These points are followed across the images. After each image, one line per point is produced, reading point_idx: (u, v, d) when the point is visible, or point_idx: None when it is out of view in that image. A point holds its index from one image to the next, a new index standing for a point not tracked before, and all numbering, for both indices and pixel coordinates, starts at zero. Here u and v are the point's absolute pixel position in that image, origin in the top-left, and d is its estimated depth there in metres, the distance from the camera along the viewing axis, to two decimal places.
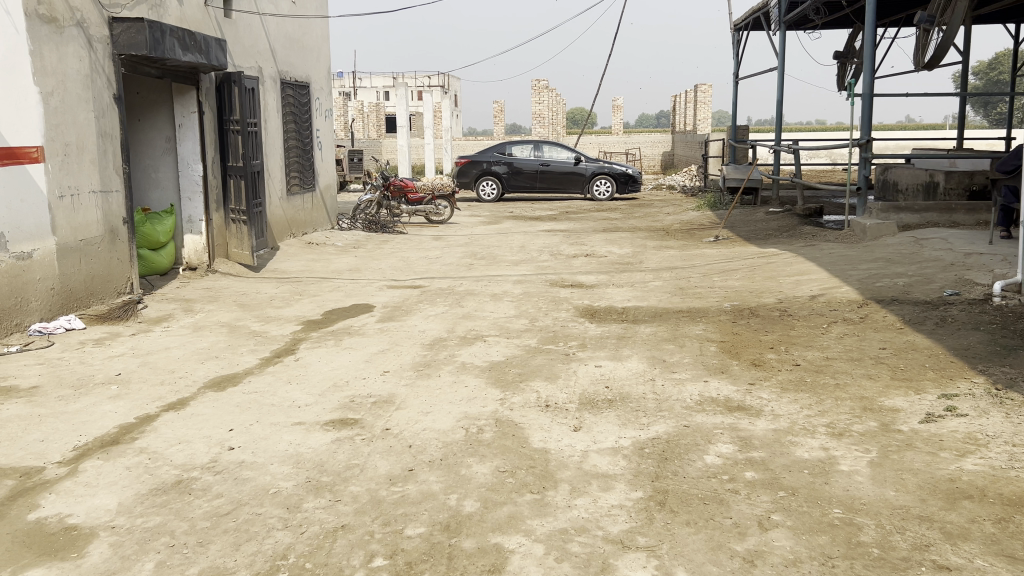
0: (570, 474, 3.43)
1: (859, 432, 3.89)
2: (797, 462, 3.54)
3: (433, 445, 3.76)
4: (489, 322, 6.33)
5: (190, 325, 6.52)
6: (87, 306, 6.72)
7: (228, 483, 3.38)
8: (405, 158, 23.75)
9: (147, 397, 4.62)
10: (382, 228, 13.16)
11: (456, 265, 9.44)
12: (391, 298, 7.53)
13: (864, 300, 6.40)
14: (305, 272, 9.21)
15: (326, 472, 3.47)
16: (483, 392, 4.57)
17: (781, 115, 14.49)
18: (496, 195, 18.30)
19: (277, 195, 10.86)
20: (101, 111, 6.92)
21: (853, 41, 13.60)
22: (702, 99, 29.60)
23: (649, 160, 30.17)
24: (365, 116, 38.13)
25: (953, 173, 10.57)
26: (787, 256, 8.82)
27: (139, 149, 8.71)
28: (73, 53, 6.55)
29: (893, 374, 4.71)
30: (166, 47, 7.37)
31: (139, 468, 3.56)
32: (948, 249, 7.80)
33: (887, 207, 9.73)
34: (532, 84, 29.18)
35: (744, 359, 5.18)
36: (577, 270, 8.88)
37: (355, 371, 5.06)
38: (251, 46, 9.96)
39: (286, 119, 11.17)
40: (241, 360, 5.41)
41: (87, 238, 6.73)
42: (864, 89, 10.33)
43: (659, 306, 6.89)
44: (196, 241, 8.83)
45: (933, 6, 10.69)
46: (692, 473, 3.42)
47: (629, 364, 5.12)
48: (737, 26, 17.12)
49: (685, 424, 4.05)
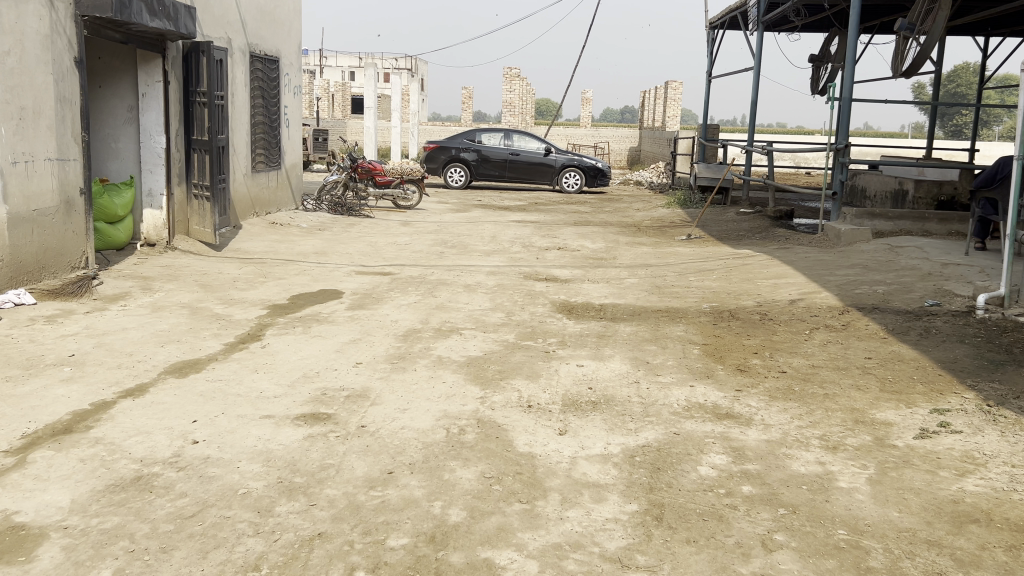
0: (560, 482, 3.25)
1: (853, 446, 3.77)
2: (794, 477, 3.40)
3: (412, 446, 3.54)
4: (464, 314, 6.12)
5: (148, 305, 6.20)
6: (38, 280, 6.36)
7: (194, 481, 3.13)
8: (371, 141, 23.25)
9: (103, 381, 4.32)
10: (348, 211, 12.83)
11: (427, 253, 9.19)
12: (361, 284, 7.26)
13: (844, 307, 6.31)
14: (270, 253, 8.89)
15: (299, 473, 3.23)
16: (461, 389, 4.37)
17: (754, 116, 14.43)
18: (463, 181, 17.99)
19: (242, 171, 10.49)
20: (61, 75, 6.54)
21: (829, 45, 13.56)
22: (672, 96, 29.55)
23: (617, 155, 30.14)
24: (330, 95, 37.33)
25: (922, 182, 10.61)
26: (762, 259, 8.75)
27: (98, 117, 8.31)
28: (32, 11, 6.16)
29: (883, 385, 4.61)
30: (133, 11, 7.01)
31: (94, 461, 3.28)
32: (923, 259, 7.78)
33: (861, 213, 9.71)
34: (503, 73, 28.93)
35: (729, 364, 5.03)
36: (551, 263, 8.68)
37: (326, 362, 4.82)
38: (221, 16, 9.59)
39: (253, 93, 10.79)
40: (204, 345, 5.12)
41: (40, 208, 6.36)
42: (842, 93, 10.27)
43: (637, 304, 6.74)
44: (155, 217, 8.41)
45: (912, 14, 10.65)
46: (688, 486, 3.26)
47: (612, 365, 4.95)
48: (713, 24, 17.09)
49: (675, 432, 3.89)
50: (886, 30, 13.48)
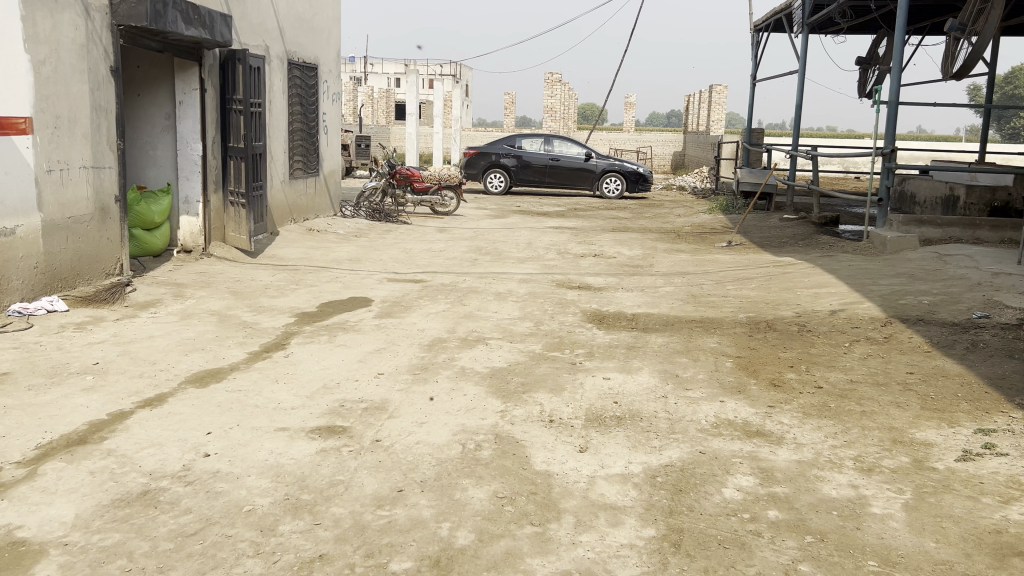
0: (575, 504, 3.12)
1: (890, 468, 3.58)
2: (824, 501, 3.22)
3: (426, 463, 3.44)
4: (492, 323, 6.01)
5: (178, 312, 6.21)
6: (72, 287, 6.41)
7: (200, 497, 3.07)
8: (413, 147, 23.31)
9: (123, 391, 4.31)
10: (385, 217, 12.82)
11: (460, 259, 9.12)
12: (391, 292, 7.20)
13: (888, 319, 6.07)
14: (304, 260, 8.90)
15: (307, 489, 3.15)
16: (482, 403, 4.26)
17: (799, 121, 14.12)
18: (503, 187, 17.91)
19: (279, 178, 10.54)
20: (96, 84, 6.59)
21: (877, 47, 13.20)
22: (717, 100, 29.14)
23: (660, 160, 29.86)
24: (373, 102, 37.56)
25: (974, 188, 10.23)
26: (804, 267, 8.50)
27: (136, 125, 8.39)
28: (68, 21, 6.22)
29: (924, 402, 4.39)
30: (168, 20, 7.04)
31: (104, 474, 3.24)
32: (973, 268, 7.48)
33: (908, 220, 9.38)
34: (545, 77, 28.84)
35: (763, 378, 4.84)
36: (584, 271, 8.54)
37: (347, 372, 4.75)
38: (259, 24, 9.64)
39: (292, 101, 10.84)
40: (228, 354, 5.09)
41: (75, 215, 6.41)
42: (889, 96, 9.96)
43: (671, 314, 6.57)
44: (192, 223, 8.49)
45: (963, 14, 10.30)
46: (710, 510, 3.11)
47: (640, 378, 4.80)
48: (757, 27, 16.80)
49: (701, 451, 3.73)
50: (937, 31, 13.09)
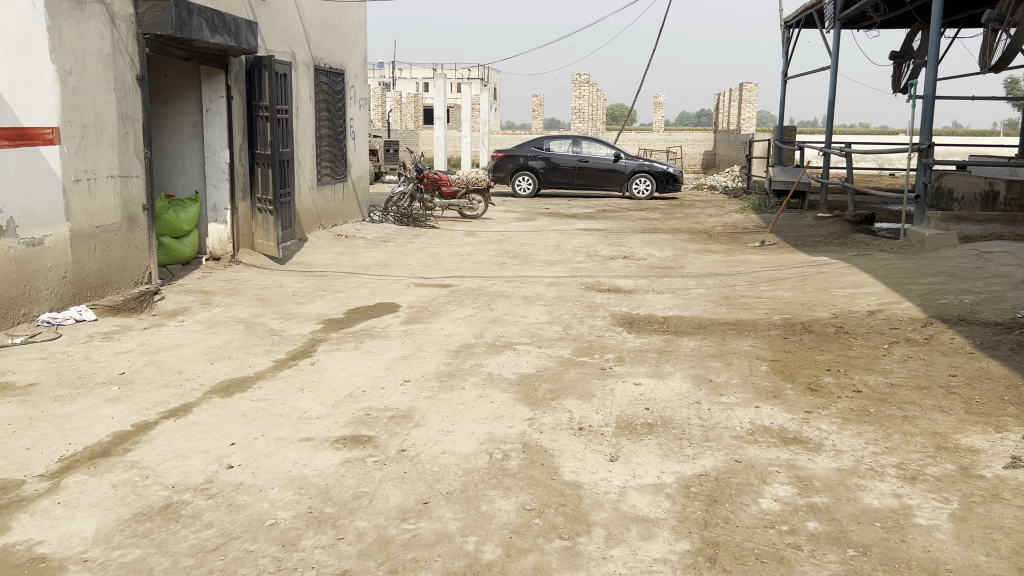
0: (606, 516, 3.02)
1: (935, 476, 3.42)
2: (866, 512, 3.09)
3: (452, 474, 3.36)
4: (520, 328, 5.92)
5: (205, 320, 6.20)
6: (101, 296, 6.43)
7: (222, 510, 3.01)
8: (441, 151, 23.32)
9: (148, 401, 4.28)
10: (414, 222, 12.80)
11: (488, 263, 9.04)
12: (418, 297, 7.15)
13: (927, 319, 5.88)
14: (332, 266, 8.87)
15: (331, 502, 3.08)
16: (510, 410, 4.17)
17: (832, 117, 13.86)
18: (532, 189, 17.84)
19: (307, 184, 10.54)
20: (123, 93, 6.62)
21: (911, 41, 12.91)
22: (748, 98, 28.78)
23: (690, 159, 29.62)
24: (402, 106, 37.68)
25: (1014, 183, 9.93)
26: (840, 266, 8.32)
27: (164, 133, 8.42)
28: (94, 30, 6.24)
29: (969, 406, 4.22)
30: (193, 28, 7.05)
31: (126, 487, 3.20)
32: (1016, 265, 7.25)
33: (946, 217, 9.13)
34: (572, 79, 28.72)
35: (800, 383, 4.69)
36: (614, 273, 8.42)
37: (373, 380, 4.68)
38: (285, 30, 9.65)
39: (319, 106, 10.85)
40: (254, 362, 5.05)
41: (103, 225, 6.44)
42: (925, 91, 9.71)
43: (703, 316, 6.43)
44: (220, 231, 8.50)
45: (1002, 4, 10.01)
46: (746, 522, 2.99)
47: (672, 383, 4.67)
48: (788, 23, 16.55)
49: (736, 459, 3.61)
50: (973, 23, 12.78)
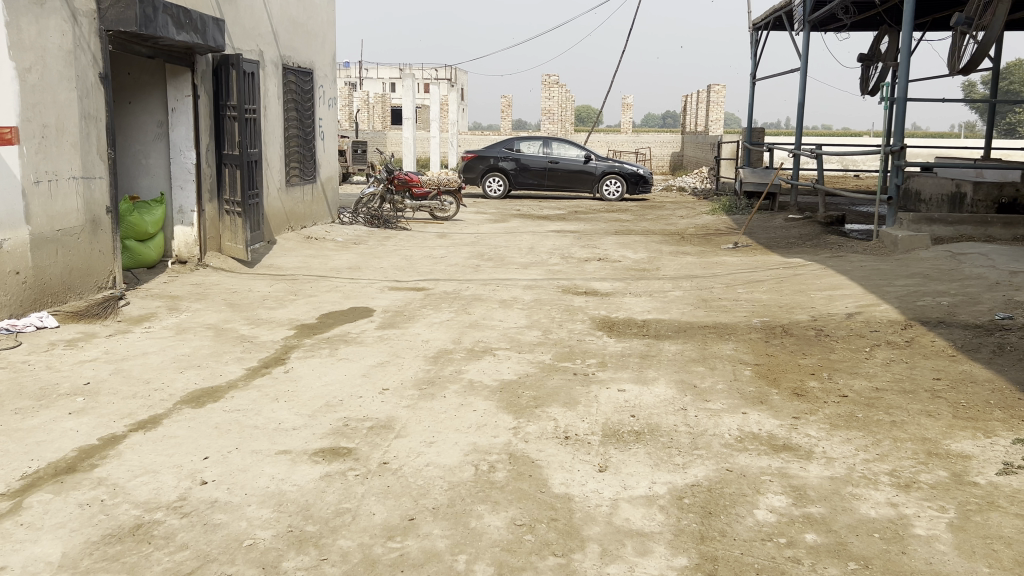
0: (600, 531, 2.92)
1: (928, 483, 3.37)
2: (864, 522, 3.02)
3: (437, 487, 3.23)
4: (499, 333, 5.81)
5: (173, 326, 6.00)
6: (63, 302, 6.20)
7: (197, 530, 2.86)
8: (409, 152, 23.12)
9: (115, 413, 4.09)
10: (384, 223, 12.62)
11: (462, 266, 8.92)
12: (393, 301, 7.00)
13: (907, 321, 5.87)
14: (302, 269, 8.68)
15: (312, 520, 2.94)
16: (494, 419, 4.05)
17: (801, 119, 13.93)
18: (502, 190, 17.71)
19: (276, 185, 10.33)
20: (85, 91, 6.39)
21: (879, 43, 13.01)
22: (715, 101, 28.95)
23: (658, 160, 29.74)
24: (369, 107, 37.40)
25: (981, 185, 10.01)
26: (815, 268, 8.32)
27: (128, 133, 8.18)
28: (54, 26, 6.02)
29: (956, 411, 4.19)
30: (159, 25, 6.84)
31: (93, 507, 3.03)
32: (989, 267, 7.29)
33: (918, 218, 9.18)
34: (541, 80, 28.66)
35: (785, 388, 4.63)
36: (590, 276, 8.33)
37: (350, 389, 4.53)
38: (252, 28, 9.44)
39: (287, 106, 10.64)
40: (225, 371, 4.88)
41: (65, 228, 6.21)
42: (896, 93, 9.76)
43: (683, 320, 6.36)
44: (186, 233, 8.27)
45: (969, 8, 10.09)
46: (743, 535, 2.90)
47: (657, 390, 4.58)
48: (756, 25, 16.63)
49: (728, 468, 3.52)
50: (940, 26, 12.92)
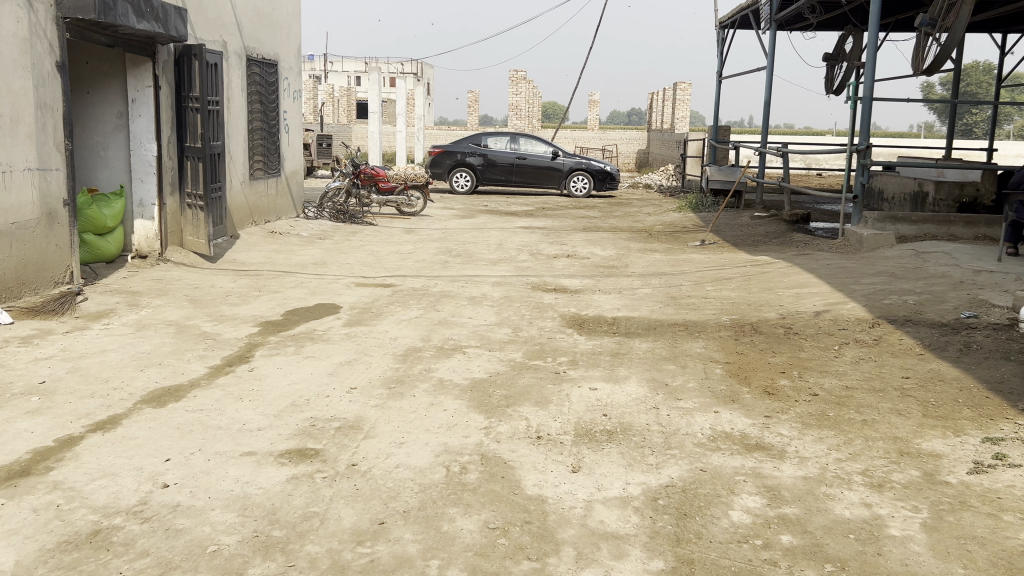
0: (574, 533, 2.87)
1: (901, 483, 3.37)
2: (839, 523, 3.00)
3: (408, 490, 3.15)
4: (468, 330, 5.74)
5: (133, 323, 5.84)
6: (18, 298, 6.01)
7: (157, 536, 2.75)
8: (375, 146, 22.90)
9: (72, 413, 3.95)
10: (350, 218, 12.45)
11: (430, 262, 8.82)
12: (360, 298, 6.89)
13: (874, 319, 5.90)
14: (267, 265, 8.51)
15: (278, 524, 2.85)
16: (464, 419, 3.98)
17: (767, 117, 14.01)
18: (469, 186, 17.61)
19: (239, 179, 10.14)
20: (41, 80, 6.19)
21: (843, 43, 13.14)
22: (681, 98, 29.07)
23: (624, 158, 29.85)
24: (334, 100, 37.03)
25: (943, 184, 10.14)
26: (782, 266, 8.35)
27: (86, 124, 7.96)
28: (9, 13, 5.82)
29: (925, 410, 4.20)
30: (119, 13, 6.65)
31: (49, 512, 2.91)
32: (953, 266, 7.37)
33: (883, 216, 9.26)
34: (509, 75, 28.57)
35: (756, 386, 4.62)
36: (559, 273, 8.29)
37: (317, 388, 4.43)
38: (216, 18, 9.24)
39: (251, 98, 10.45)
40: (187, 369, 4.75)
41: (19, 221, 6.01)
42: (862, 92, 9.84)
43: (653, 317, 6.33)
44: (147, 227, 8.07)
45: (933, 10, 10.19)
46: (719, 537, 2.87)
47: (629, 388, 4.55)
48: (723, 23, 16.71)
49: (701, 468, 3.49)
50: (903, 27, 13.07)
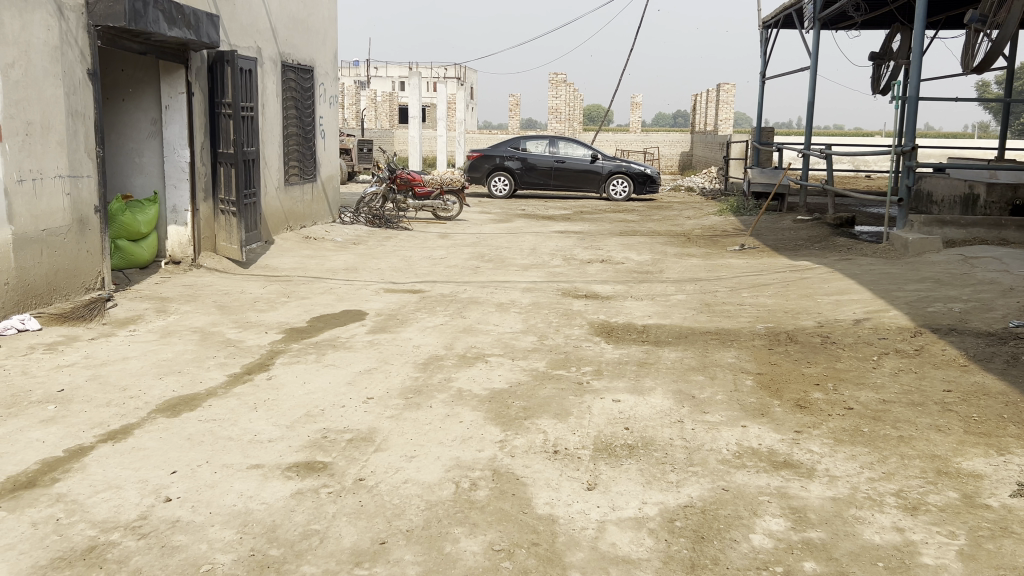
0: (583, 557, 2.73)
1: (937, 506, 3.16)
2: (868, 550, 2.81)
3: (413, 507, 3.05)
4: (492, 338, 5.62)
5: (158, 330, 5.83)
6: (49, 303, 6.06)
7: (152, 553, 2.68)
8: (416, 151, 22.94)
9: (86, 422, 3.92)
10: (386, 223, 12.43)
11: (461, 267, 8.72)
12: (387, 304, 6.81)
13: (917, 329, 5.64)
14: (298, 270, 8.50)
15: (277, 543, 2.77)
16: (480, 431, 3.86)
17: (811, 118, 13.67)
18: (508, 190, 17.54)
19: (274, 184, 10.16)
20: (72, 88, 6.23)
21: (890, 42, 12.74)
22: (725, 99, 28.62)
23: (667, 160, 29.49)
24: (377, 106, 37.28)
25: (995, 186, 9.73)
26: (823, 271, 8.09)
27: (122, 131, 8.03)
28: (40, 21, 5.86)
29: (967, 426, 3.97)
30: (149, 20, 6.68)
31: (47, 526, 2.86)
32: (1004, 272, 7.05)
33: (930, 219, 8.90)
34: (549, 79, 28.45)
35: (788, 399, 4.43)
36: (592, 279, 8.13)
37: (333, 398, 4.35)
38: (250, 26, 9.27)
39: (286, 104, 10.47)
40: (206, 377, 4.70)
41: (51, 228, 6.06)
42: (908, 92, 9.50)
43: (684, 325, 6.15)
44: (180, 233, 8.10)
45: (983, 5, 9.82)
46: (737, 563, 2.71)
47: (653, 400, 4.39)
48: (766, 23, 16.39)
49: (724, 487, 3.33)
50: (953, 24, 12.63)
